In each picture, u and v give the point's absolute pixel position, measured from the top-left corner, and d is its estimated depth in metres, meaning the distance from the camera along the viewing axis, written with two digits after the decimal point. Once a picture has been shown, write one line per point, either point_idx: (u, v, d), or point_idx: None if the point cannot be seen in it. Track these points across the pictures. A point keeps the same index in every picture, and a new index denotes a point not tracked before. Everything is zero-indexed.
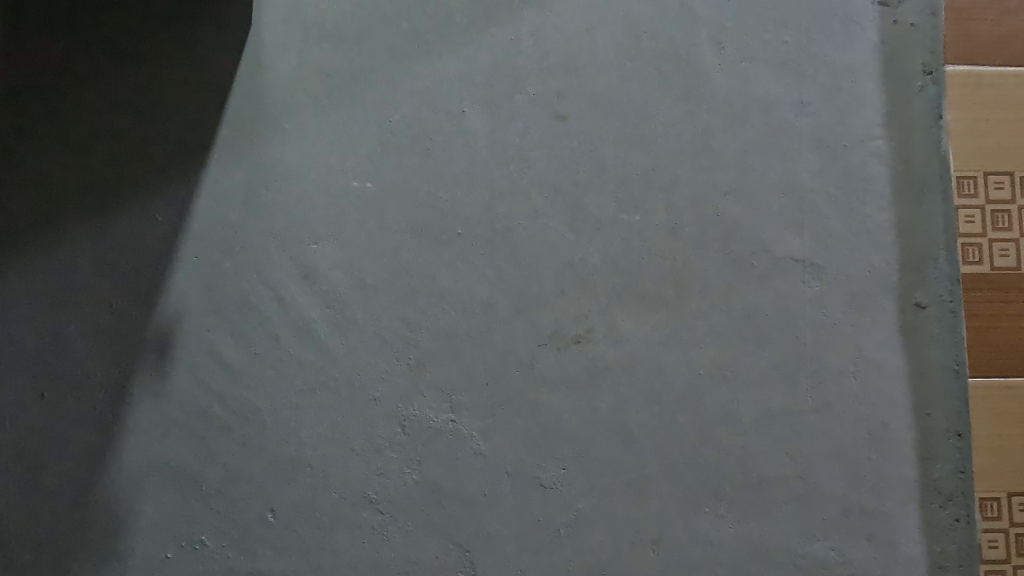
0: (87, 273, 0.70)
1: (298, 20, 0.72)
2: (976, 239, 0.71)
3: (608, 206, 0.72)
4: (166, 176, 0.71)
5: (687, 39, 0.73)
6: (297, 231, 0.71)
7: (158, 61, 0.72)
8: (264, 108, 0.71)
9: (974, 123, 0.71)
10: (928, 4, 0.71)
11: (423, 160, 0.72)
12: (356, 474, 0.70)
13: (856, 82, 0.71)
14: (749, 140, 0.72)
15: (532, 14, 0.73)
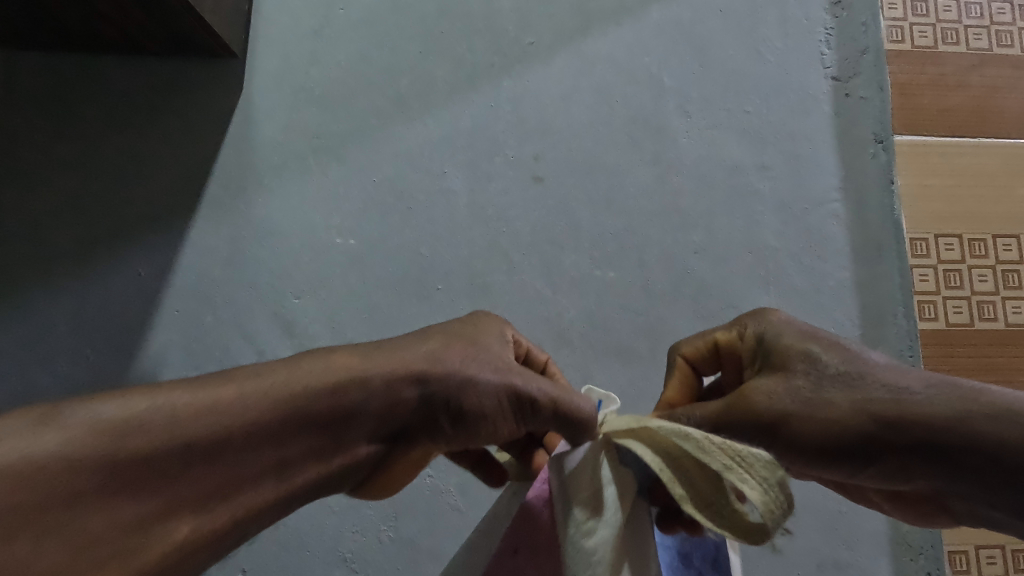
0: (72, 326, 0.75)
1: (293, 86, 0.79)
2: (930, 296, 0.72)
3: (584, 262, 0.73)
4: (155, 234, 0.77)
5: (655, 106, 0.77)
6: (281, 282, 0.75)
7: (155, 131, 0.79)
8: (260, 164, 0.78)
9: (924, 187, 0.75)
10: (877, 79, 0.75)
11: (405, 216, 0.76)
12: (331, 530, 0.69)
13: (813, 150, 0.75)
14: (716, 200, 0.74)
15: (509, 82, 0.78)
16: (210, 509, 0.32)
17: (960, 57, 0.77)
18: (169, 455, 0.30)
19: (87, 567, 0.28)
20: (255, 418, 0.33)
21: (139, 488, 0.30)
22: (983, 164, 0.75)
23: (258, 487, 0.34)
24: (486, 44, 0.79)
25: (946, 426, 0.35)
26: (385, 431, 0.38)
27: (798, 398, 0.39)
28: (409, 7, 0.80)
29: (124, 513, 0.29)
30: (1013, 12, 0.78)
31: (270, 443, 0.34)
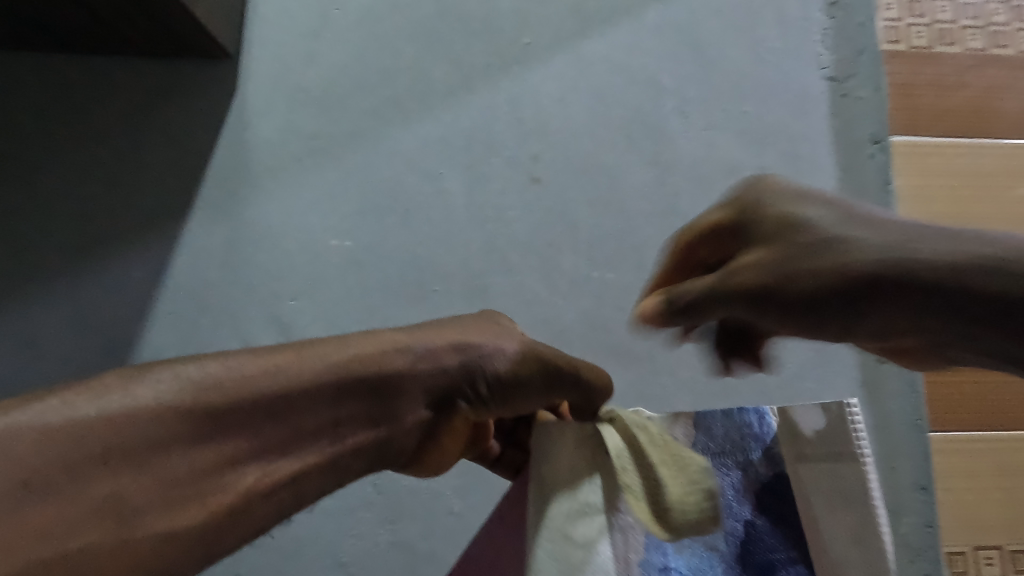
0: (65, 329, 0.75)
1: (289, 87, 0.79)
2: None
3: (582, 264, 0.73)
4: (150, 236, 0.77)
5: (653, 107, 0.76)
6: (277, 285, 0.74)
7: (149, 133, 0.79)
8: (256, 165, 0.77)
9: (922, 188, 0.75)
10: (874, 79, 0.76)
11: (402, 218, 0.75)
12: (328, 533, 0.69)
13: (810, 151, 0.75)
14: (714, 202, 0.74)
15: (507, 83, 0.77)
16: (276, 462, 0.30)
17: (957, 57, 0.77)
18: (238, 406, 0.28)
19: (161, 504, 0.26)
20: (312, 371, 0.30)
21: (207, 437, 0.27)
22: (980, 165, 0.75)
23: (323, 443, 0.31)
24: (483, 45, 0.78)
25: (848, 256, 0.30)
26: (428, 403, 0.35)
27: (718, 275, 0.36)
28: (405, 8, 0.80)
29: (196, 460, 0.27)
30: (1010, 12, 0.78)
31: (330, 398, 0.31)
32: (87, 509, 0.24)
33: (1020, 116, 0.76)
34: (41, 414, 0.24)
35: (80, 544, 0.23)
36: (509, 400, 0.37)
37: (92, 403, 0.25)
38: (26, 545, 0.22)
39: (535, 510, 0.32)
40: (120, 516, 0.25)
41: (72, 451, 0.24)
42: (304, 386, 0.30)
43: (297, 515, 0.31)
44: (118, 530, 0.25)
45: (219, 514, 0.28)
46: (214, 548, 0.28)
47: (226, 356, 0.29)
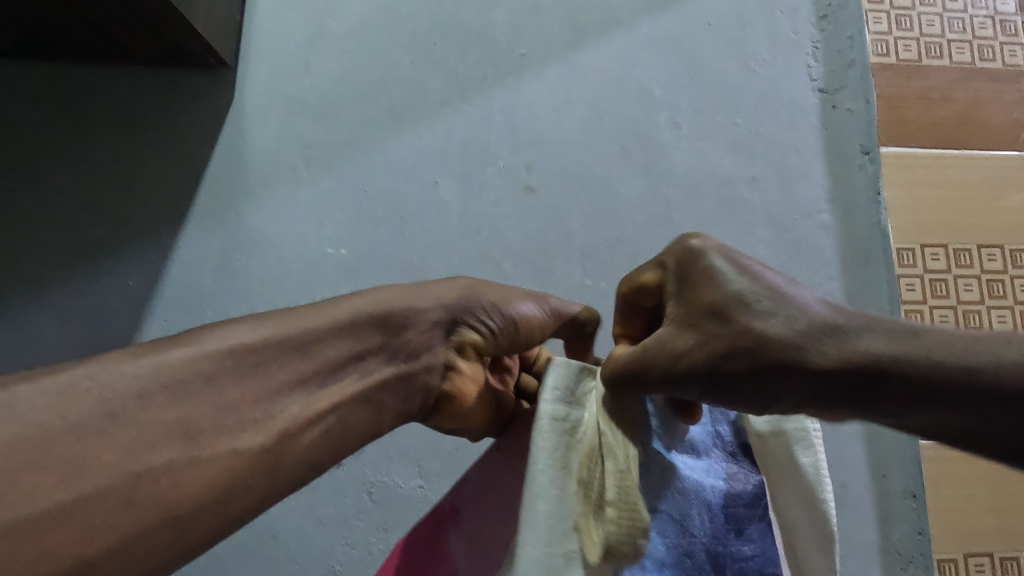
0: (58, 336, 0.75)
1: (285, 96, 0.79)
2: (917, 306, 0.73)
3: (576, 273, 0.73)
4: (145, 244, 0.77)
5: (645, 118, 0.77)
6: (272, 294, 0.75)
7: (144, 141, 0.79)
8: (252, 173, 0.78)
9: (910, 199, 0.76)
10: (863, 92, 0.77)
11: (397, 227, 0.76)
12: (320, 542, 0.69)
13: (801, 161, 0.76)
14: (707, 212, 0.75)
15: (502, 94, 0.78)
16: (315, 392, 0.33)
17: (944, 70, 0.79)
18: (274, 340, 0.32)
19: (224, 424, 0.29)
20: (337, 310, 0.35)
21: (255, 369, 0.31)
22: (966, 176, 0.76)
23: (359, 375, 0.35)
24: (478, 56, 0.79)
25: (863, 357, 0.27)
26: (442, 332, 0.40)
27: (704, 336, 0.32)
28: (401, 19, 0.81)
29: (247, 390, 0.31)
30: (995, 26, 0.80)
31: (347, 334, 0.35)
32: (156, 431, 0.27)
33: (1006, 128, 0.78)
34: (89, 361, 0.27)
35: (164, 460, 0.26)
36: (514, 332, 0.43)
37: (158, 350, 0.29)
38: (119, 462, 0.25)
39: (541, 443, 0.34)
40: (186, 437, 0.28)
41: (142, 382, 0.27)
42: (321, 325, 0.34)
43: (344, 448, 0.34)
44: (186, 448, 0.27)
45: (274, 436, 0.31)
46: (277, 474, 0.30)
47: (252, 315, 0.33)
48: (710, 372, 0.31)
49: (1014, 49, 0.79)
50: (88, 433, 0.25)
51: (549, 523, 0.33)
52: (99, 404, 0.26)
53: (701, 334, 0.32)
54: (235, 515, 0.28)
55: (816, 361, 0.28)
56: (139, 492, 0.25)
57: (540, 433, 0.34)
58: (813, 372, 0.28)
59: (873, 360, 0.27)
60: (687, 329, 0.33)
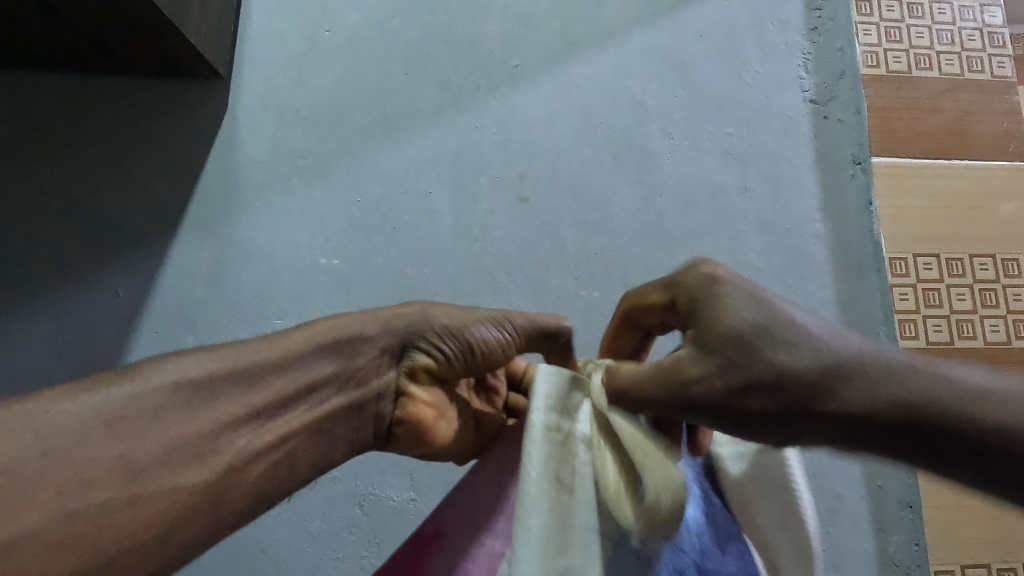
0: (44, 347, 0.74)
1: (276, 106, 0.79)
2: (910, 315, 0.73)
3: (569, 283, 0.73)
4: (133, 255, 0.76)
5: (639, 128, 0.78)
6: (263, 305, 0.74)
7: (134, 151, 0.79)
8: (244, 183, 0.77)
9: (902, 208, 0.76)
10: (854, 102, 0.77)
11: (390, 237, 0.75)
12: (311, 556, 0.68)
13: (793, 171, 0.76)
14: (700, 221, 0.75)
15: (495, 105, 0.78)
16: (263, 423, 0.36)
17: (934, 81, 0.79)
18: (218, 378, 0.34)
19: (173, 459, 0.31)
20: (283, 348, 0.37)
21: (199, 404, 0.33)
22: (957, 186, 0.77)
23: (304, 407, 0.38)
24: (471, 67, 0.80)
25: (921, 423, 0.27)
26: (389, 359, 0.43)
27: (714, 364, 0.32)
28: (394, 30, 0.81)
29: (197, 422, 0.33)
30: (984, 38, 0.80)
31: (296, 367, 0.38)
32: (103, 467, 0.29)
33: (995, 138, 0.78)
34: (47, 401, 0.29)
35: (101, 499, 0.28)
36: (471, 356, 0.45)
37: (108, 387, 0.31)
38: (56, 501, 0.27)
39: (536, 449, 0.33)
40: (128, 474, 0.29)
41: (92, 421, 0.30)
42: (266, 360, 0.37)
43: (287, 479, 0.37)
44: (127, 486, 0.29)
45: (221, 469, 0.33)
46: (223, 505, 0.33)
47: (203, 348, 0.35)
48: (729, 407, 0.32)
49: (1002, 60, 0.80)
50: (31, 471, 0.27)
51: (561, 533, 0.32)
52: (37, 445, 0.28)
53: (719, 372, 0.32)
54: (182, 542, 0.31)
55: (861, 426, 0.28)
56: (76, 531, 0.27)
57: (533, 442, 0.34)
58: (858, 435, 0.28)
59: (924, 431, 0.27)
60: (694, 357, 0.33)
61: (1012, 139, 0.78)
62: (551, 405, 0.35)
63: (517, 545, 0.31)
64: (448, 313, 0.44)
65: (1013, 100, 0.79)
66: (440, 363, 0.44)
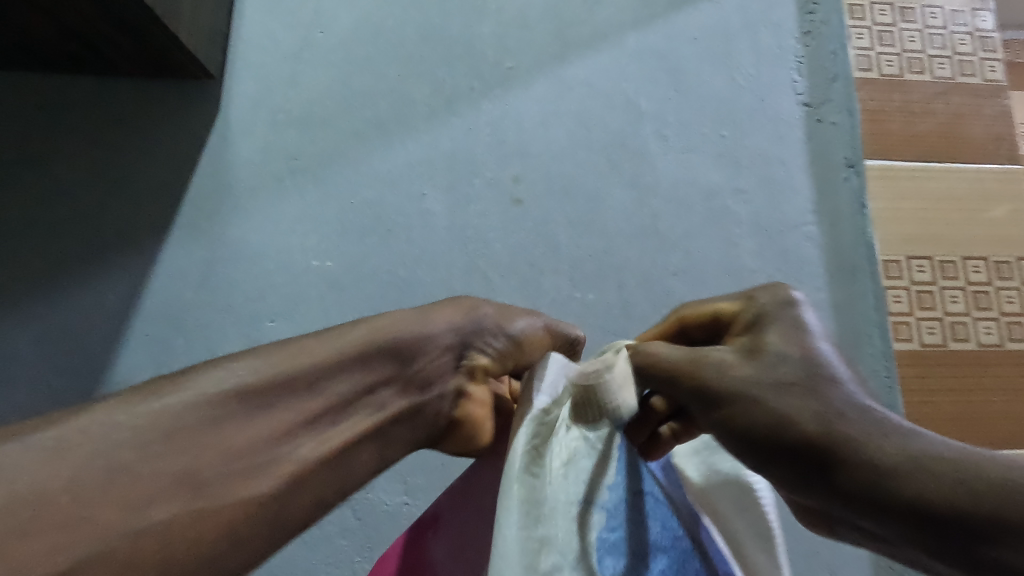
0: (31, 353, 0.73)
1: (268, 107, 0.79)
2: (904, 317, 0.74)
3: (564, 285, 0.73)
4: (124, 257, 0.75)
5: (633, 130, 0.78)
6: (256, 309, 0.73)
7: (124, 152, 0.78)
8: (236, 185, 0.77)
9: (895, 211, 0.76)
10: (847, 105, 0.77)
11: (383, 239, 0.75)
12: (303, 563, 0.67)
13: (787, 173, 0.76)
14: (694, 223, 0.75)
15: (489, 107, 0.78)
16: (322, 432, 0.34)
17: (925, 85, 0.80)
18: (277, 385, 0.33)
19: (232, 472, 0.30)
20: (337, 349, 0.35)
21: (261, 411, 0.32)
22: (950, 188, 0.77)
23: (364, 411, 0.37)
24: (464, 68, 0.79)
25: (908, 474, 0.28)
26: (450, 358, 0.41)
27: (761, 378, 0.35)
28: (388, 31, 0.81)
29: (257, 432, 0.31)
30: (975, 42, 0.81)
31: (354, 371, 0.36)
32: (170, 480, 0.28)
33: (987, 141, 0.79)
34: (111, 413, 0.28)
35: (169, 515, 0.27)
36: (518, 350, 0.44)
37: (157, 400, 0.29)
38: (127, 519, 0.26)
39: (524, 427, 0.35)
40: (195, 487, 0.28)
41: (156, 432, 0.28)
42: (321, 363, 0.35)
43: (347, 484, 0.36)
44: (194, 498, 0.28)
45: (286, 479, 0.32)
46: (286, 516, 0.32)
47: (250, 352, 0.33)
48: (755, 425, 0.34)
49: (993, 64, 0.81)
50: (98, 492, 0.25)
51: (539, 508, 0.32)
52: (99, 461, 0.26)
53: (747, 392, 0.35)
54: (251, 553, 0.30)
55: (844, 472, 0.30)
56: (147, 547, 0.26)
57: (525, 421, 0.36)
58: (836, 483, 0.30)
59: (909, 500, 0.27)
60: (740, 363, 0.36)
61: (1003, 142, 0.79)
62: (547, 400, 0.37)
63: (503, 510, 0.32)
64: (497, 310, 0.44)
65: (1004, 103, 0.80)
66: (491, 360, 0.43)
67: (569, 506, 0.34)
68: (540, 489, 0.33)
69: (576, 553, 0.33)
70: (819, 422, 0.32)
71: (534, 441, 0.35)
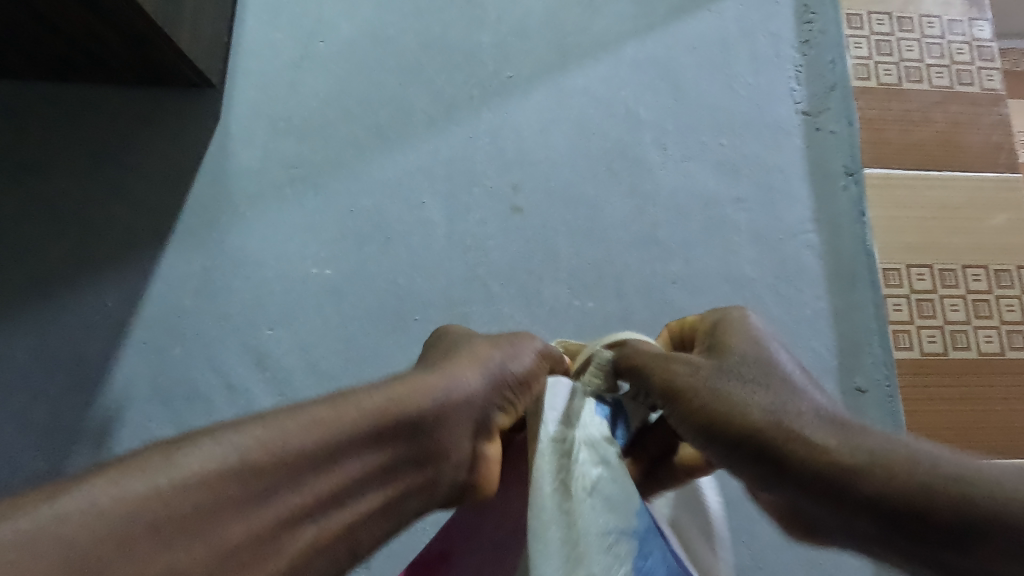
0: (29, 361, 0.73)
1: (269, 115, 0.79)
2: (905, 325, 0.73)
3: (562, 293, 0.73)
4: (123, 266, 0.75)
5: (632, 139, 0.78)
6: (254, 317, 0.73)
7: (124, 160, 0.78)
8: (236, 193, 0.77)
9: (894, 220, 0.76)
10: (845, 114, 0.78)
11: (382, 247, 0.75)
12: None
13: (786, 182, 0.76)
14: (693, 231, 0.75)
15: (488, 115, 0.78)
16: (319, 520, 0.33)
17: (923, 94, 0.80)
18: (283, 470, 0.32)
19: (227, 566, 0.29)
20: (352, 424, 0.35)
21: (265, 496, 0.31)
22: (949, 197, 0.77)
23: (372, 488, 0.36)
24: (464, 77, 0.80)
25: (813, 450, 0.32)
26: (469, 425, 0.40)
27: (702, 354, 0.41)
28: (389, 41, 0.81)
29: (257, 522, 0.30)
30: (972, 51, 0.81)
31: (366, 452, 0.35)
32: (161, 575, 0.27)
33: (985, 150, 0.79)
34: (99, 497, 0.27)
35: None
36: None
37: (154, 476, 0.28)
38: None
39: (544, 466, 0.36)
40: None
41: (143, 523, 0.27)
42: (345, 436, 0.34)
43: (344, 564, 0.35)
44: None
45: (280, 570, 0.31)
46: None
47: (260, 420, 0.33)
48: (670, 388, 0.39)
49: (991, 73, 0.81)
50: None
51: (570, 551, 0.34)
52: (74, 549, 0.25)
53: (711, 369, 0.38)
54: None
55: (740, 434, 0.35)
56: None
57: (542, 457, 0.36)
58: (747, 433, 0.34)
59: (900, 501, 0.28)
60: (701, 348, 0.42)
61: (1002, 150, 0.79)
62: (558, 418, 0.38)
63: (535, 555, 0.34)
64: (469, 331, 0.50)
65: (1002, 112, 0.80)
66: None
67: (603, 540, 0.34)
68: (571, 527, 0.34)
69: None
70: (768, 411, 0.35)
71: (558, 475, 0.36)
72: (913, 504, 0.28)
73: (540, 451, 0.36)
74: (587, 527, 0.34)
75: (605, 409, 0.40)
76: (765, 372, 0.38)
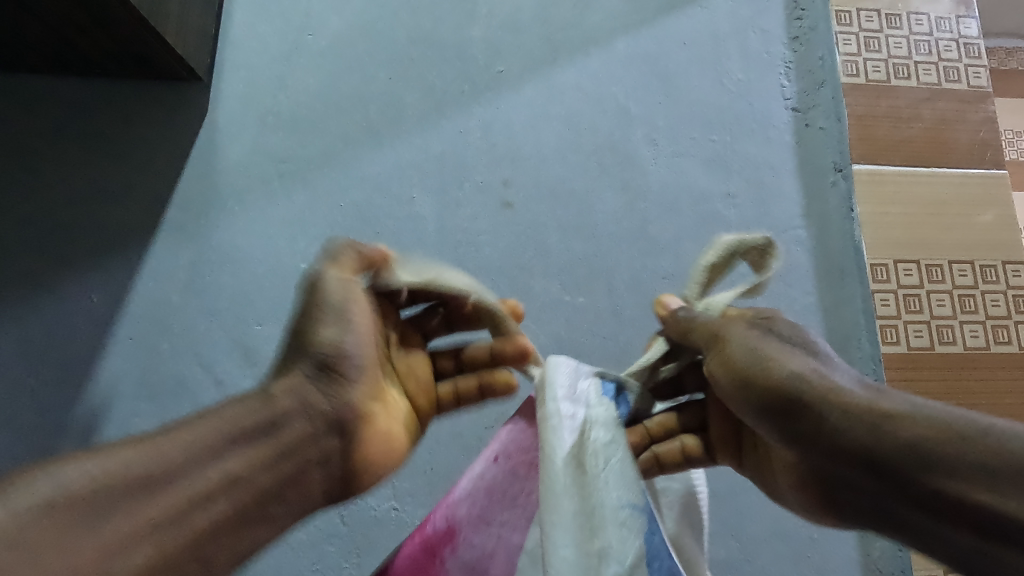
0: (13, 357, 0.72)
1: (257, 108, 0.78)
2: (892, 321, 0.74)
3: (553, 288, 0.73)
4: (109, 261, 0.75)
5: (623, 134, 0.78)
6: (242, 312, 0.73)
7: (110, 154, 0.77)
8: (224, 187, 0.76)
9: (882, 215, 0.77)
10: (835, 110, 0.78)
11: (372, 242, 0.75)
12: (289, 569, 0.66)
13: (776, 178, 0.77)
14: (683, 227, 0.75)
15: (479, 110, 0.78)
16: (198, 512, 0.39)
17: (912, 90, 0.80)
18: (120, 480, 0.37)
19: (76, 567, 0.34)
20: (170, 440, 0.40)
21: (106, 506, 0.36)
22: (936, 193, 0.78)
23: (245, 489, 0.41)
24: (454, 71, 0.79)
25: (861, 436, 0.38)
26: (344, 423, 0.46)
27: (736, 339, 0.45)
28: (379, 34, 0.80)
29: (97, 529, 0.36)
30: (960, 49, 0.82)
31: (205, 458, 0.41)
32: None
33: (972, 147, 0.80)
34: None
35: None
36: None
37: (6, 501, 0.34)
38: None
39: (558, 450, 0.41)
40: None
41: None
42: (165, 450, 0.40)
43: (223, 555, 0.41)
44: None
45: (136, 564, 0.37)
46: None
47: (100, 452, 0.38)
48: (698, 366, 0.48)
49: (978, 70, 0.82)
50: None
51: (584, 523, 0.40)
52: None
53: (769, 347, 0.44)
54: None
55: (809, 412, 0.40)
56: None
57: (556, 437, 0.41)
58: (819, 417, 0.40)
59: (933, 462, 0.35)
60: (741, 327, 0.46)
61: (988, 147, 0.80)
62: (567, 394, 0.42)
63: (553, 531, 0.39)
64: None
65: (988, 109, 0.81)
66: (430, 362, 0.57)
67: (618, 512, 0.41)
68: (586, 500, 0.40)
69: (632, 554, 0.40)
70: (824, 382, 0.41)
71: (575, 454, 0.41)
72: (956, 474, 0.34)
73: (546, 434, 0.41)
74: (600, 498, 0.40)
75: (609, 388, 0.45)
76: (811, 350, 0.45)
